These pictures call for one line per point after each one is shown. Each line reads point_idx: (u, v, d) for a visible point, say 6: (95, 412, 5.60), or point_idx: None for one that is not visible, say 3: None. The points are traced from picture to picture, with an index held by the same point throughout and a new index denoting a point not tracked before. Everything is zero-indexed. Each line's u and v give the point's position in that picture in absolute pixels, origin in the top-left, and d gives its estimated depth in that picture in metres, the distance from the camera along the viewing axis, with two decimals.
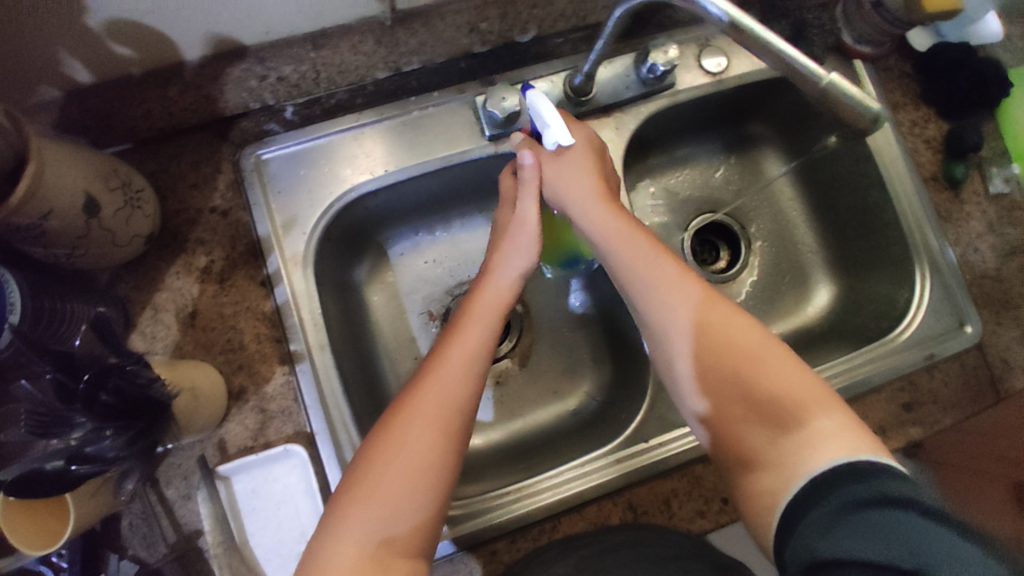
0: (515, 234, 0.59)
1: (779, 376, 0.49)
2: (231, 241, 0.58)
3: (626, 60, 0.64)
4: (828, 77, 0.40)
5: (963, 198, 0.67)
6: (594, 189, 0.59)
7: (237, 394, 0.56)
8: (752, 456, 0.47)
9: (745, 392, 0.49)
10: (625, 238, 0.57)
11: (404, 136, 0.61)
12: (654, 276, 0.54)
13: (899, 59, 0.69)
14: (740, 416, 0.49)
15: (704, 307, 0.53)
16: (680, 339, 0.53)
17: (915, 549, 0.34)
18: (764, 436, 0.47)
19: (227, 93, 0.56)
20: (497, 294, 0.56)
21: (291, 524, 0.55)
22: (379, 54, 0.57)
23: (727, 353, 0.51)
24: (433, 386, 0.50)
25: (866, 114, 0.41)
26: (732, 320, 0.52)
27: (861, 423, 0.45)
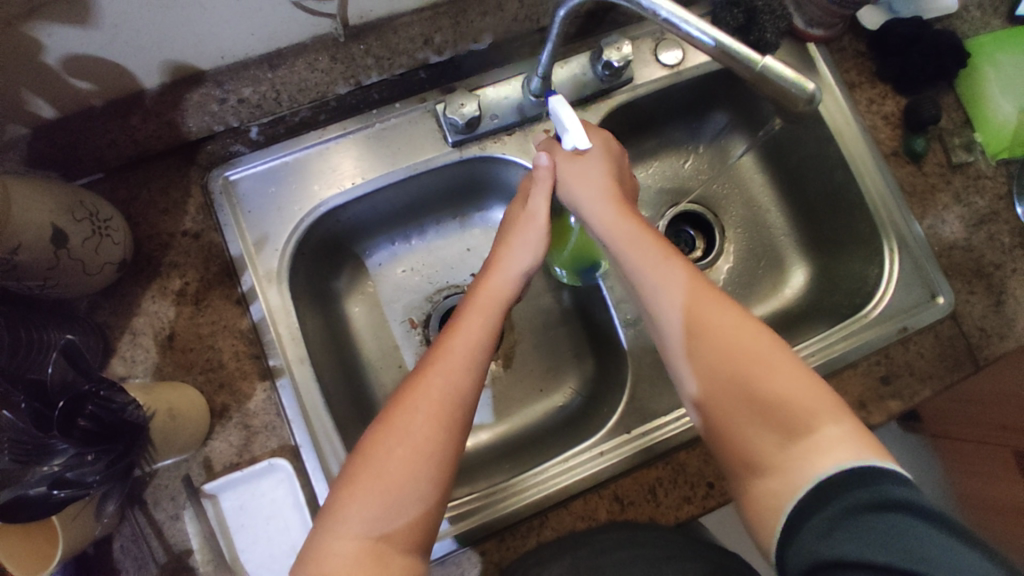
0: (525, 228, 0.60)
1: (784, 378, 0.48)
2: (205, 262, 0.58)
3: (582, 59, 0.65)
4: (763, 62, 0.40)
5: (926, 171, 0.68)
6: (607, 188, 0.59)
7: (220, 412, 0.56)
8: (751, 454, 0.47)
9: (746, 392, 0.48)
10: (632, 239, 0.56)
11: (368, 148, 0.62)
12: (661, 272, 0.54)
13: (853, 39, 0.70)
14: (735, 397, 0.49)
15: (709, 298, 0.53)
16: (683, 337, 0.52)
17: (915, 550, 0.35)
18: (758, 417, 0.47)
19: (189, 118, 0.57)
20: (499, 289, 0.57)
21: (280, 538, 0.55)
22: (336, 70, 0.58)
23: (733, 353, 0.50)
24: (435, 398, 0.50)
25: (802, 95, 0.41)
26: (739, 321, 0.51)
27: (867, 432, 0.45)
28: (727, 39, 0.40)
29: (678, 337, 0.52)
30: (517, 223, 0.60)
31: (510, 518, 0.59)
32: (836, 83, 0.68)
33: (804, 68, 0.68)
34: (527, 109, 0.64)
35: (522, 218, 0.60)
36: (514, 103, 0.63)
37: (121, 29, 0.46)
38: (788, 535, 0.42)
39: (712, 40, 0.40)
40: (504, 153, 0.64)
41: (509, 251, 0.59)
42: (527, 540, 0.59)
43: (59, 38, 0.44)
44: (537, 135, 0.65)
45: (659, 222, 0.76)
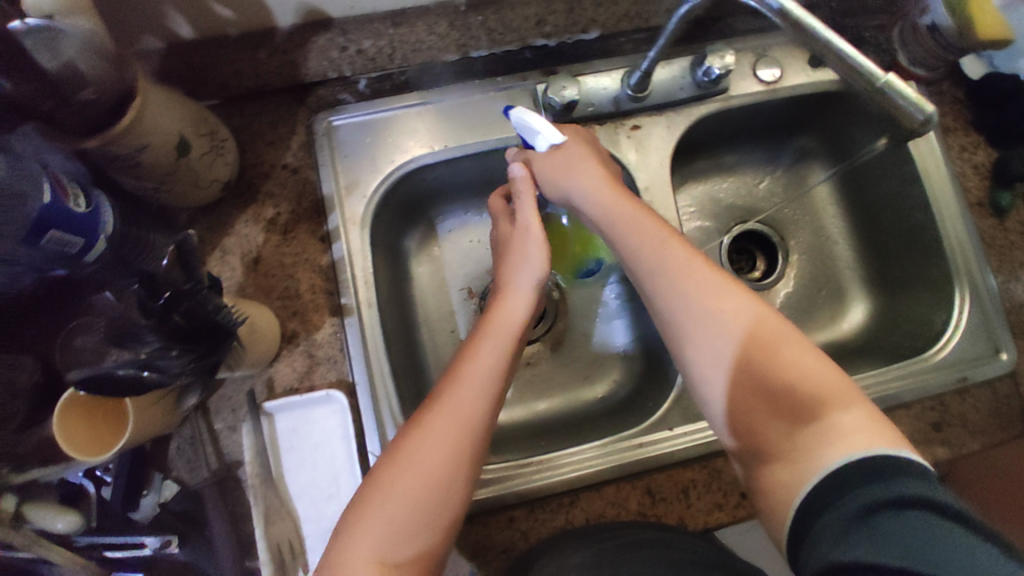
0: (521, 244, 0.60)
1: (802, 368, 0.47)
2: (298, 197, 0.61)
3: (683, 63, 0.65)
4: (884, 78, 0.41)
5: (1007, 227, 0.67)
6: (602, 175, 0.59)
7: (289, 338, 0.59)
8: (768, 450, 0.46)
9: (758, 391, 0.48)
10: (637, 220, 0.56)
11: (464, 115, 0.64)
12: (662, 264, 0.54)
13: (952, 85, 0.70)
14: (749, 404, 0.48)
15: (716, 291, 0.51)
16: (690, 333, 0.51)
17: (923, 551, 0.34)
18: (773, 422, 0.47)
19: (310, 60, 0.60)
20: (511, 313, 0.57)
21: (325, 469, 0.57)
22: (451, 36, 0.61)
23: (746, 347, 0.49)
24: (469, 384, 0.52)
25: (920, 115, 0.41)
26: (747, 314, 0.50)
27: (884, 418, 0.44)
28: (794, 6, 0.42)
29: (701, 325, 0.51)
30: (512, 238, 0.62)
31: (542, 492, 0.60)
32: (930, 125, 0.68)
33: None
34: (622, 102, 0.64)
35: (516, 232, 0.61)
36: (611, 96, 0.64)
37: None
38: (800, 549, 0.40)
39: (838, 52, 0.42)
40: None
41: (513, 270, 0.60)
42: (556, 516, 0.60)
43: None
44: (624, 130, 0.65)
45: (724, 236, 0.77)
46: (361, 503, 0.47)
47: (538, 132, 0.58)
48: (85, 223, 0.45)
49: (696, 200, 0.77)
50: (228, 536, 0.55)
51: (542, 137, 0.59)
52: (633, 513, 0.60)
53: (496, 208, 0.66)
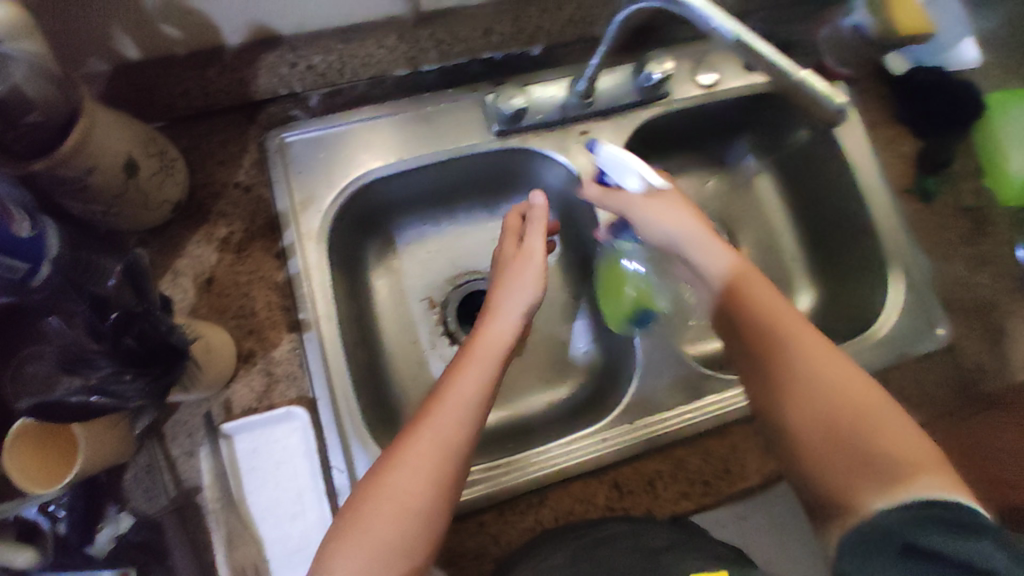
0: (520, 266, 0.63)
1: (898, 436, 0.44)
2: (251, 215, 0.61)
3: (626, 70, 0.68)
4: (798, 74, 0.44)
5: (934, 210, 0.71)
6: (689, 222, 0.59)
7: (246, 358, 0.58)
8: (832, 493, 0.43)
9: (833, 435, 0.45)
10: (754, 283, 0.55)
11: (417, 128, 0.65)
12: (771, 320, 0.52)
13: (877, 82, 0.74)
14: (817, 444, 0.46)
15: (814, 342, 0.50)
16: (792, 382, 0.48)
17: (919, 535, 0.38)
18: (835, 461, 0.44)
19: (259, 78, 0.59)
20: (501, 332, 0.58)
21: (288, 487, 0.56)
22: (400, 50, 0.61)
23: (845, 404, 0.46)
24: (454, 401, 0.52)
25: (833, 108, 0.43)
26: (861, 380, 0.48)
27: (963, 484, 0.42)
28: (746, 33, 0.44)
29: (806, 376, 0.48)
30: (516, 257, 0.64)
31: (508, 492, 0.60)
32: (858, 120, 0.72)
33: None
34: (570, 110, 0.66)
35: (517, 256, 0.64)
36: (559, 104, 0.66)
37: None
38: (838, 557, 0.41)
39: (754, 51, 0.44)
40: (543, 149, 0.67)
41: (508, 290, 0.62)
42: (525, 517, 0.60)
43: None
44: (574, 135, 0.67)
45: None
46: (346, 520, 0.47)
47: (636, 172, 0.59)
48: (30, 248, 0.44)
49: None
50: (190, 566, 0.53)
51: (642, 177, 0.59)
52: (601, 508, 0.60)
53: (508, 224, 0.68)
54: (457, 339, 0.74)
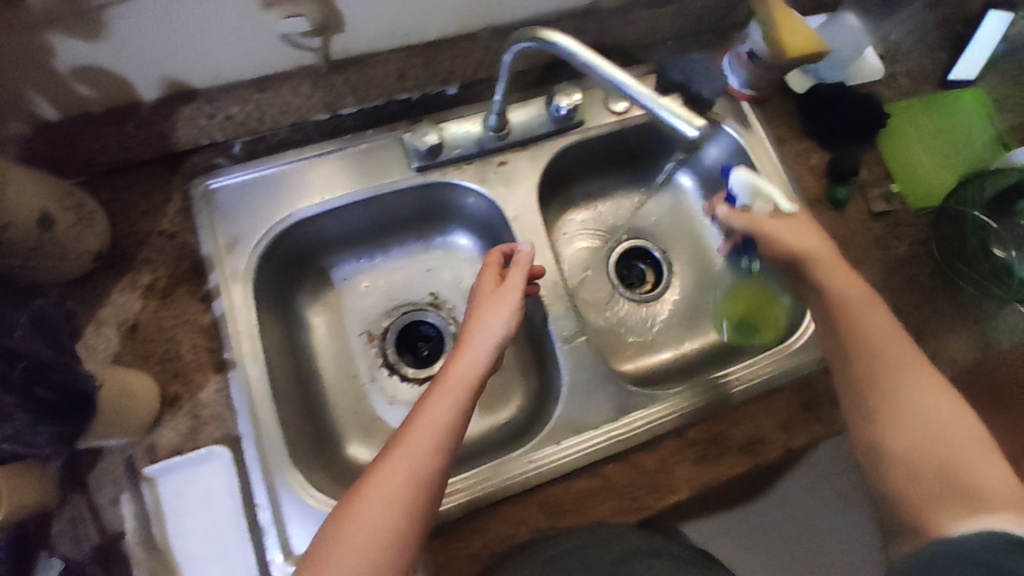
0: (496, 301, 0.64)
1: (993, 470, 0.46)
2: (176, 260, 0.62)
3: (539, 103, 0.71)
4: (656, 100, 0.46)
5: (847, 217, 0.74)
6: (823, 249, 0.60)
7: (171, 401, 0.58)
8: (913, 512, 0.47)
9: (929, 464, 0.48)
10: (865, 316, 0.55)
11: (340, 168, 0.67)
12: (882, 350, 0.53)
13: (783, 100, 0.78)
14: (919, 476, 0.48)
15: (918, 371, 0.52)
16: (896, 413, 0.50)
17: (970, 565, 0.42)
18: (931, 493, 0.47)
19: (179, 130, 0.62)
20: (471, 363, 0.59)
21: (214, 527, 0.56)
22: (316, 96, 0.64)
23: (939, 436, 0.48)
24: (423, 433, 0.53)
25: (692, 128, 0.45)
26: (963, 414, 0.50)
27: None
28: (666, 103, 0.46)
29: (905, 403, 0.50)
30: (493, 295, 0.64)
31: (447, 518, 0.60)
32: (765, 136, 0.76)
33: (739, 123, 0.76)
34: (488, 143, 0.69)
35: (496, 293, 0.64)
36: (475, 138, 0.69)
37: (128, 41, 0.52)
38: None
39: (618, 83, 0.47)
40: (463, 180, 0.69)
41: (483, 324, 0.62)
42: (471, 543, 0.59)
43: (73, 48, 0.51)
44: (492, 166, 0.69)
45: (611, 254, 0.83)
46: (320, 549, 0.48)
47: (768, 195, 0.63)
48: None
49: (582, 223, 0.83)
50: None
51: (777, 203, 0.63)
52: (533, 528, 0.60)
53: (486, 261, 0.67)
54: (396, 369, 0.76)
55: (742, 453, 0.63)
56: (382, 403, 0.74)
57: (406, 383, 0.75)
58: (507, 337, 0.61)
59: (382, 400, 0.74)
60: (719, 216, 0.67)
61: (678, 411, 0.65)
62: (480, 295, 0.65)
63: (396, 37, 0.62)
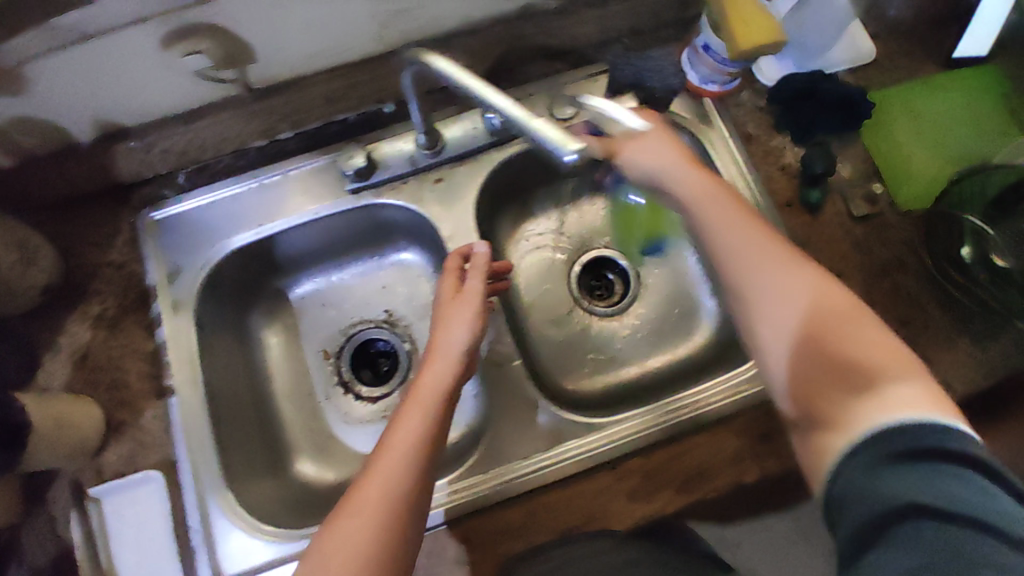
0: (458, 308, 0.62)
1: (864, 339, 0.44)
2: (123, 290, 0.65)
3: (474, 114, 0.69)
4: (534, 123, 0.43)
5: (822, 222, 0.66)
6: (681, 156, 0.55)
7: (116, 427, 0.61)
8: (809, 411, 0.44)
9: (808, 356, 0.45)
10: (712, 200, 0.52)
11: (277, 194, 0.68)
12: (741, 246, 0.50)
13: (752, 93, 0.71)
14: (800, 373, 0.45)
15: (776, 257, 0.48)
16: (762, 314, 0.47)
17: (965, 522, 0.34)
18: (822, 394, 0.43)
19: (120, 165, 0.64)
20: (440, 374, 0.57)
21: (151, 545, 0.59)
22: (248, 124, 0.65)
23: (806, 327, 0.45)
24: (395, 449, 0.51)
25: (566, 151, 0.41)
26: (829, 291, 0.46)
27: (942, 393, 0.40)
28: (543, 127, 0.42)
29: (769, 298, 0.47)
30: (453, 302, 0.62)
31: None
32: (729, 134, 0.69)
33: (700, 122, 0.70)
34: (421, 159, 0.67)
35: (457, 298, 0.63)
36: (407, 156, 0.68)
37: (49, 88, 0.54)
38: (830, 492, 0.40)
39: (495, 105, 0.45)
40: (397, 201, 0.68)
41: (445, 330, 0.60)
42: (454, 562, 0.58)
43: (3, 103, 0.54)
44: (427, 183, 0.68)
45: (573, 267, 0.79)
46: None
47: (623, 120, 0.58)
48: None
49: (538, 235, 0.80)
50: None
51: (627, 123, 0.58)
52: (450, 562, 0.58)
53: (446, 267, 0.65)
54: (350, 388, 0.76)
55: (684, 488, 0.60)
56: (336, 420, 0.74)
57: (359, 402, 0.76)
58: (472, 342, 0.60)
59: (336, 419, 0.75)
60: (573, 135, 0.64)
61: (650, 428, 0.63)
62: (444, 306, 0.63)
63: (315, 60, 0.61)
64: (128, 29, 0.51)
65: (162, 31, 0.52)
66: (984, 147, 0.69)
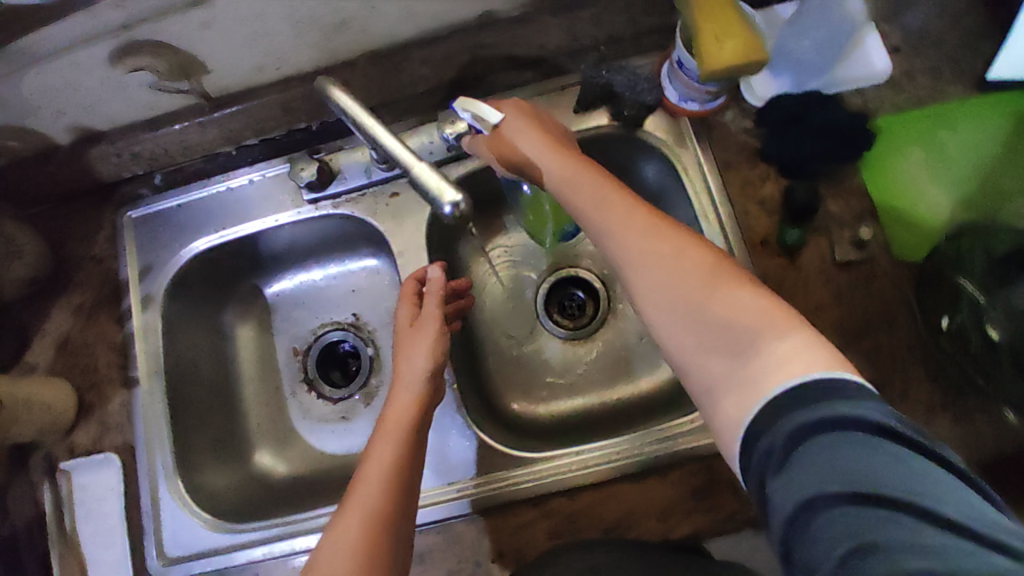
0: (417, 330, 0.60)
1: (742, 299, 0.42)
2: (103, 283, 0.70)
3: (431, 128, 0.69)
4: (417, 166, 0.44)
5: (800, 264, 0.59)
6: (544, 141, 0.57)
7: (86, 408, 0.67)
8: (709, 384, 0.42)
9: (697, 321, 0.43)
10: (579, 181, 0.53)
11: (244, 201, 0.71)
12: (610, 223, 0.50)
13: (737, 114, 0.64)
14: (694, 343, 0.43)
15: (643, 220, 0.48)
16: (642, 292, 0.47)
17: (894, 502, 0.31)
18: (718, 360, 0.42)
19: (100, 167, 0.68)
20: (404, 402, 0.56)
21: (109, 522, 0.64)
22: (212, 131, 0.66)
23: (682, 297, 0.44)
24: (367, 479, 0.51)
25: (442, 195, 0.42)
26: (692, 251, 0.46)
27: (818, 338, 0.39)
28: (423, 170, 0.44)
29: (646, 267, 0.47)
30: (414, 327, 0.61)
31: (288, 561, 0.61)
32: (704, 160, 0.63)
33: (676, 144, 0.65)
34: (377, 172, 0.68)
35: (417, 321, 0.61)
36: (363, 167, 0.68)
37: (20, 99, 0.57)
38: (747, 459, 0.38)
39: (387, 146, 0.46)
40: (355, 212, 0.69)
41: (407, 355, 0.59)
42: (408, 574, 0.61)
43: None
44: (384, 197, 0.69)
45: (540, 285, 0.77)
46: None
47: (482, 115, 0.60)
48: None
49: (507, 249, 0.78)
50: None
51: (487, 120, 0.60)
52: None
53: (403, 292, 0.63)
54: (315, 387, 0.76)
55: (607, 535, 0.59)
56: (299, 417, 0.75)
57: (322, 401, 0.75)
58: (433, 363, 0.58)
59: (299, 417, 0.75)
60: (467, 148, 0.65)
61: (626, 459, 0.61)
62: (401, 338, 0.61)
63: (268, 70, 0.61)
64: (76, 50, 0.52)
65: (108, 49, 0.53)
66: (1009, 184, 0.60)
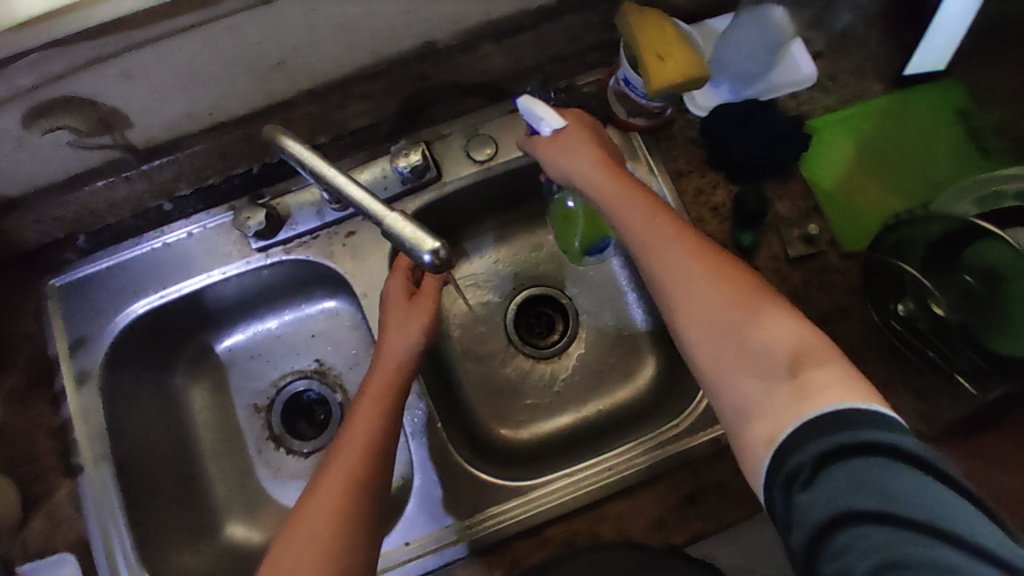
0: (402, 310, 0.59)
1: (781, 330, 0.43)
2: (32, 361, 0.63)
3: (382, 164, 0.67)
4: (389, 216, 0.43)
5: (757, 265, 0.62)
6: (595, 157, 0.55)
7: (32, 504, 0.60)
8: (740, 404, 0.43)
9: (735, 347, 0.44)
10: (629, 200, 0.52)
11: (184, 255, 0.65)
12: (650, 227, 0.50)
13: (683, 125, 0.66)
14: (727, 365, 0.44)
15: (688, 235, 0.49)
16: (680, 310, 0.47)
17: (910, 521, 0.34)
18: (755, 385, 0.43)
19: (16, 234, 0.62)
20: (392, 378, 0.56)
21: None
22: (142, 186, 0.62)
23: (722, 321, 0.45)
24: (351, 438, 0.52)
25: (422, 243, 0.41)
26: (735, 276, 0.47)
27: (857, 373, 0.40)
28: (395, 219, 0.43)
29: (689, 288, 0.47)
30: (404, 306, 0.59)
31: None
32: (658, 172, 0.65)
33: (629, 159, 0.65)
34: (329, 212, 0.65)
35: (405, 301, 0.59)
36: (312, 209, 0.65)
37: None
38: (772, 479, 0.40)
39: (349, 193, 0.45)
40: (309, 256, 0.66)
41: (392, 334, 0.58)
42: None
43: None
44: (339, 238, 0.66)
45: (507, 309, 0.76)
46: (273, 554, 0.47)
47: (543, 120, 0.56)
48: None
49: (471, 276, 0.76)
50: None
51: (547, 125, 0.56)
52: None
53: (395, 268, 0.61)
54: (283, 443, 0.71)
55: None
56: (269, 477, 0.70)
57: (292, 457, 0.71)
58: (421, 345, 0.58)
59: (269, 476, 0.70)
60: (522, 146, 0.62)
61: (622, 470, 0.61)
62: (391, 313, 0.59)
63: (199, 117, 0.57)
64: None
65: (17, 113, 0.48)
66: (933, 170, 0.65)
